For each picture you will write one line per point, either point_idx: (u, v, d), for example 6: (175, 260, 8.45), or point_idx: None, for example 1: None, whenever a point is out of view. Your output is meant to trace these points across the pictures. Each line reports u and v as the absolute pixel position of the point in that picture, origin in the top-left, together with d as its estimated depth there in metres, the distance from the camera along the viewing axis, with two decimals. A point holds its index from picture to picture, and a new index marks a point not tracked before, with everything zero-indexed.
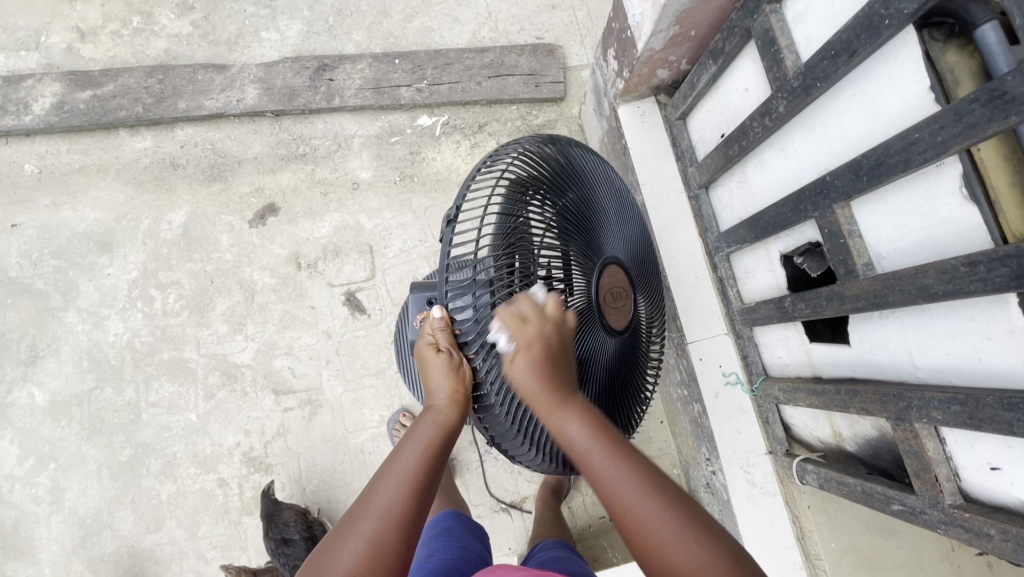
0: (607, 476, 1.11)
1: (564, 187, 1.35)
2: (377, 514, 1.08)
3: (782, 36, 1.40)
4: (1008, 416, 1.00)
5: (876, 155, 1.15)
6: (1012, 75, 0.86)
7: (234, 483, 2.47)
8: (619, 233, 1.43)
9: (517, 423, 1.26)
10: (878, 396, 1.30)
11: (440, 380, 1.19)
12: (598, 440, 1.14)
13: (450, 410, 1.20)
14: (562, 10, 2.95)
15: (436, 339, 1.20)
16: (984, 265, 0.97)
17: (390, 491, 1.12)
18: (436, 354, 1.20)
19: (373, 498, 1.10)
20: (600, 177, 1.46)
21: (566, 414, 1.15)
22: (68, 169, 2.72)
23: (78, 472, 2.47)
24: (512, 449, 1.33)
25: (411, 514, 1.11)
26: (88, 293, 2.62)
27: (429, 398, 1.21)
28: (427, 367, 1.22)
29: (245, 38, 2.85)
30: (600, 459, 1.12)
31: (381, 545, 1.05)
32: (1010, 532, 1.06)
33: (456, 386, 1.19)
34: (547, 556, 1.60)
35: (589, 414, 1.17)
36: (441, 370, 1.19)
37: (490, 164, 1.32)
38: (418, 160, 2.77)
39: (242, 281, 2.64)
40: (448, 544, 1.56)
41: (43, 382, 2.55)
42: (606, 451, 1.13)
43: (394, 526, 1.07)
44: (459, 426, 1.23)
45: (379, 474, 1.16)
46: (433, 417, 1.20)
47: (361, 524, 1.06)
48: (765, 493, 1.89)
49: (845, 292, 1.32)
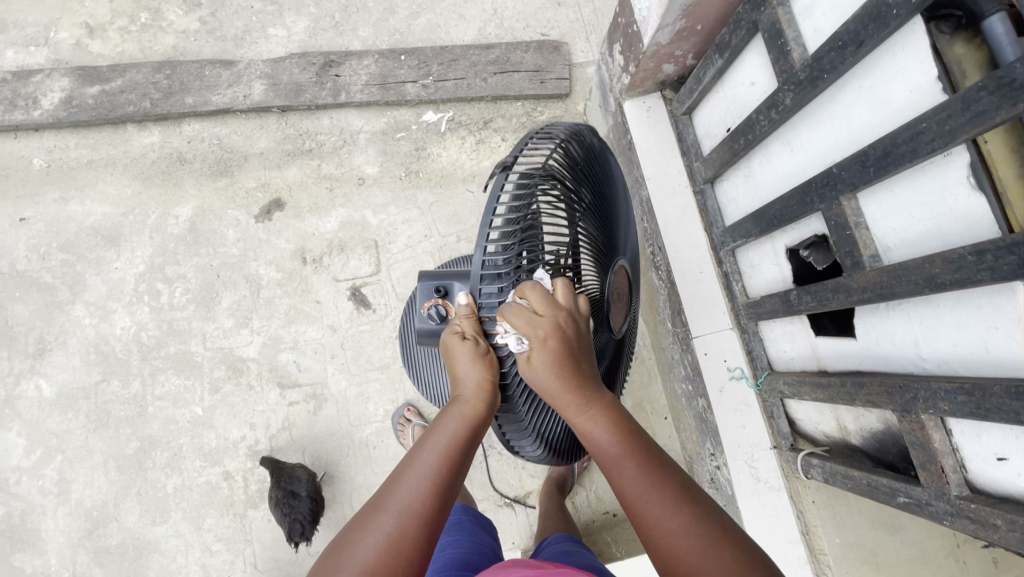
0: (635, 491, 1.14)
1: (592, 181, 1.38)
2: (398, 508, 1.08)
3: (789, 28, 1.40)
4: (1015, 405, 1.00)
5: (883, 146, 1.15)
6: (1021, 62, 0.86)
7: (238, 476, 2.48)
8: (625, 237, 1.54)
9: (532, 416, 1.31)
10: (885, 388, 1.30)
11: (466, 367, 1.17)
12: (628, 454, 1.17)
13: (476, 400, 1.16)
14: (567, 7, 2.95)
15: (463, 327, 1.20)
16: (992, 253, 0.97)
17: (414, 486, 1.11)
18: (462, 341, 1.18)
19: (396, 492, 1.11)
20: (617, 175, 1.51)
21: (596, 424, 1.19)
22: (76, 164, 2.74)
23: (85, 464, 2.49)
24: (517, 441, 1.37)
25: (434, 509, 1.11)
26: (95, 287, 2.64)
27: (457, 388, 1.18)
28: (452, 354, 1.20)
29: (252, 34, 2.87)
30: (628, 472, 1.15)
31: (401, 540, 1.05)
32: (1016, 523, 1.06)
33: (483, 373, 1.17)
34: (557, 549, 1.61)
35: (620, 424, 1.21)
36: (467, 357, 1.17)
37: (535, 146, 1.26)
38: (423, 156, 2.78)
39: (248, 276, 2.65)
40: (459, 538, 1.57)
41: (50, 375, 2.57)
42: (635, 464, 1.16)
43: (415, 523, 1.08)
44: (488, 420, 1.19)
45: (401, 466, 1.16)
46: (461, 409, 1.17)
47: (382, 517, 1.07)
48: (769, 487, 1.90)
49: (852, 284, 1.32)
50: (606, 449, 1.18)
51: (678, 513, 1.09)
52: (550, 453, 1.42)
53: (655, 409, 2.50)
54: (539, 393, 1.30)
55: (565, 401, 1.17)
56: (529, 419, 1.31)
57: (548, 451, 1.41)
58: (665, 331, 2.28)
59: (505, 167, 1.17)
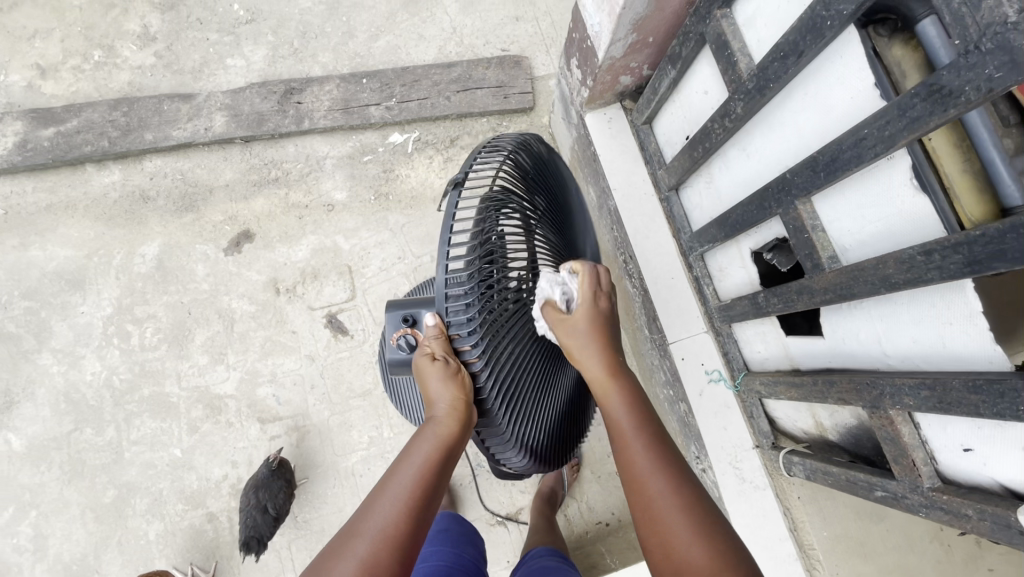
0: (637, 461, 1.17)
1: (540, 190, 1.43)
2: (372, 534, 1.05)
3: (734, 39, 1.43)
4: (974, 399, 1.02)
5: (831, 152, 1.18)
6: (947, 70, 0.89)
7: (223, 517, 2.43)
8: (583, 235, 1.59)
9: (514, 429, 1.29)
10: (853, 386, 1.32)
11: (439, 389, 1.16)
12: (638, 426, 1.22)
13: (449, 421, 1.16)
14: (525, 21, 2.98)
15: (432, 348, 1.18)
16: (938, 253, 0.99)
17: (388, 509, 1.09)
18: (432, 363, 1.17)
19: (370, 515, 1.08)
20: (570, 180, 1.56)
21: (614, 393, 1.27)
22: (35, 209, 2.67)
23: (61, 518, 2.41)
24: (501, 452, 1.34)
25: (410, 531, 1.08)
26: (61, 334, 2.57)
27: (430, 410, 1.17)
28: (424, 376, 1.18)
29: (209, 66, 2.84)
30: (634, 445, 1.19)
31: (375, 565, 1.01)
32: (986, 512, 1.08)
33: (455, 394, 1.15)
34: (535, 565, 1.63)
35: (638, 403, 1.27)
36: (439, 377, 1.15)
37: (484, 160, 1.31)
38: (392, 178, 2.77)
39: (220, 311, 2.61)
40: (441, 550, 1.62)
41: (19, 428, 2.48)
42: (645, 441, 1.19)
43: (390, 546, 1.04)
44: (461, 439, 1.19)
45: (376, 491, 1.14)
46: (434, 429, 1.17)
47: (355, 544, 1.03)
48: (755, 487, 1.91)
49: (814, 286, 1.34)
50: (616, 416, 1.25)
51: (679, 500, 1.09)
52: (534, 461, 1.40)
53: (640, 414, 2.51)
54: (517, 401, 1.29)
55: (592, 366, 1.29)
56: (511, 430, 1.28)
57: (534, 461, 1.40)
58: (644, 338, 2.29)
59: (456, 185, 1.19)
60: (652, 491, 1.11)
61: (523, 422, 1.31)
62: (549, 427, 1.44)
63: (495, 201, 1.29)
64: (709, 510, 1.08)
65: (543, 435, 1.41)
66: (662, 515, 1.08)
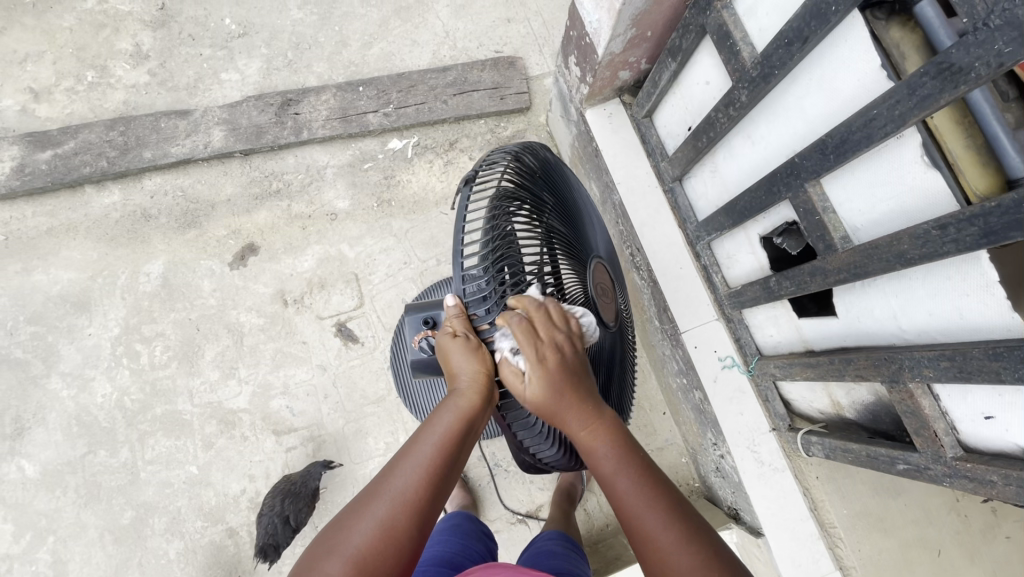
0: (631, 503, 1.18)
1: (551, 188, 1.46)
2: (391, 498, 1.10)
3: (736, 29, 1.46)
4: (995, 366, 1.05)
5: (840, 134, 1.20)
6: (956, 48, 0.92)
7: (243, 532, 2.42)
8: (597, 233, 1.60)
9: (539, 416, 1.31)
10: (871, 362, 1.35)
11: (462, 363, 1.17)
12: (627, 468, 1.21)
13: (472, 395, 1.17)
14: (517, 22, 3.00)
15: (453, 328, 1.19)
16: (954, 226, 1.02)
17: (407, 476, 1.13)
18: (454, 340, 1.18)
19: (390, 480, 1.13)
20: (577, 184, 1.59)
21: (598, 438, 1.22)
22: (37, 233, 2.65)
23: (79, 542, 2.39)
24: (533, 444, 1.32)
25: (426, 500, 1.12)
26: (69, 357, 2.55)
27: (453, 383, 1.18)
28: (446, 354, 1.20)
29: (205, 81, 2.83)
30: (627, 489, 1.19)
31: (393, 528, 1.08)
32: (1011, 476, 1.11)
33: (477, 367, 1.17)
34: (542, 549, 1.71)
35: (621, 441, 1.24)
36: (462, 353, 1.17)
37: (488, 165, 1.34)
38: (394, 184, 2.78)
39: (229, 325, 2.60)
40: (449, 539, 1.66)
41: (32, 454, 2.46)
42: (637, 480, 1.20)
43: (408, 512, 1.10)
44: (484, 412, 1.19)
45: (397, 456, 1.18)
46: (455, 401, 1.17)
47: (376, 506, 1.09)
48: (774, 469, 1.93)
49: (827, 266, 1.37)
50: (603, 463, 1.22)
51: (676, 535, 1.13)
52: (565, 453, 1.39)
53: (653, 405, 2.53)
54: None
55: (564, 415, 1.19)
56: (537, 415, 1.30)
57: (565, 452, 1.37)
58: (654, 329, 2.32)
59: (468, 182, 1.21)
60: (650, 530, 1.14)
61: None
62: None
63: (505, 196, 1.32)
64: (705, 540, 1.14)
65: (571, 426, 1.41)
66: (659, 539, 1.13)
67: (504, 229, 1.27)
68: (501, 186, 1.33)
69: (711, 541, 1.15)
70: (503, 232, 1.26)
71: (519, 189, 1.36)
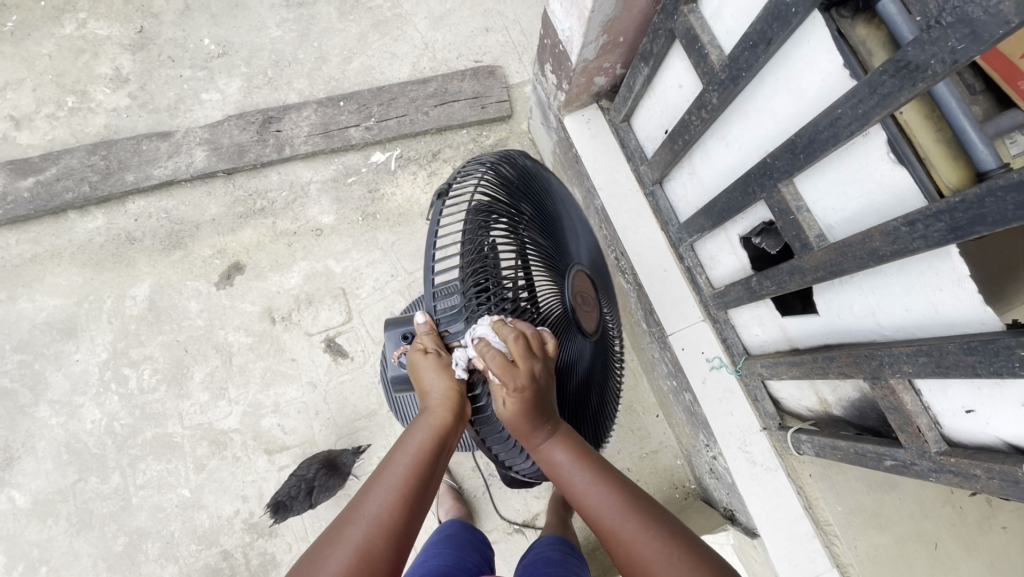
0: (591, 501, 1.24)
1: (529, 200, 1.44)
2: (367, 521, 1.11)
3: (703, 33, 1.46)
4: (970, 360, 1.05)
5: (808, 134, 1.20)
6: (912, 46, 0.92)
7: (238, 553, 2.40)
8: (579, 242, 1.56)
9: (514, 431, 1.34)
10: (852, 359, 1.35)
11: (433, 380, 1.21)
12: (579, 465, 1.26)
13: (442, 411, 1.21)
14: (495, 31, 3.01)
15: (423, 343, 1.24)
16: (922, 223, 1.02)
17: (383, 498, 1.14)
18: (425, 357, 1.22)
19: (365, 503, 1.13)
20: (559, 191, 1.59)
21: (549, 444, 1.26)
22: (20, 261, 2.64)
23: (72, 571, 2.36)
24: (507, 455, 1.36)
25: (402, 521, 1.13)
26: (58, 384, 2.54)
27: (424, 400, 1.22)
28: (417, 369, 1.23)
29: (186, 102, 2.84)
30: (581, 483, 1.25)
31: (369, 551, 1.07)
32: (994, 470, 1.10)
33: (448, 385, 1.21)
34: (540, 557, 1.68)
35: (574, 443, 1.29)
36: (432, 370, 1.21)
37: (461, 180, 1.38)
38: (378, 198, 2.77)
39: (218, 345, 2.59)
40: (445, 551, 1.62)
41: (22, 484, 2.44)
42: (591, 475, 1.26)
43: (384, 534, 1.10)
44: (455, 429, 1.22)
45: (372, 479, 1.19)
46: (428, 419, 1.21)
47: (352, 530, 1.09)
48: (767, 469, 1.92)
49: (805, 265, 1.36)
50: (557, 463, 1.26)
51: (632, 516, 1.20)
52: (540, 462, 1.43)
53: (645, 408, 2.52)
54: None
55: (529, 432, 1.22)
56: (510, 429, 1.32)
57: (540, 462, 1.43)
58: (643, 332, 2.31)
59: (441, 195, 1.23)
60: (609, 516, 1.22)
61: None
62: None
63: (481, 210, 1.32)
64: (664, 519, 1.21)
65: None
66: (626, 536, 1.19)
67: (480, 243, 1.28)
68: (477, 199, 1.34)
69: (666, 519, 1.22)
70: (480, 246, 1.28)
71: (495, 202, 1.36)
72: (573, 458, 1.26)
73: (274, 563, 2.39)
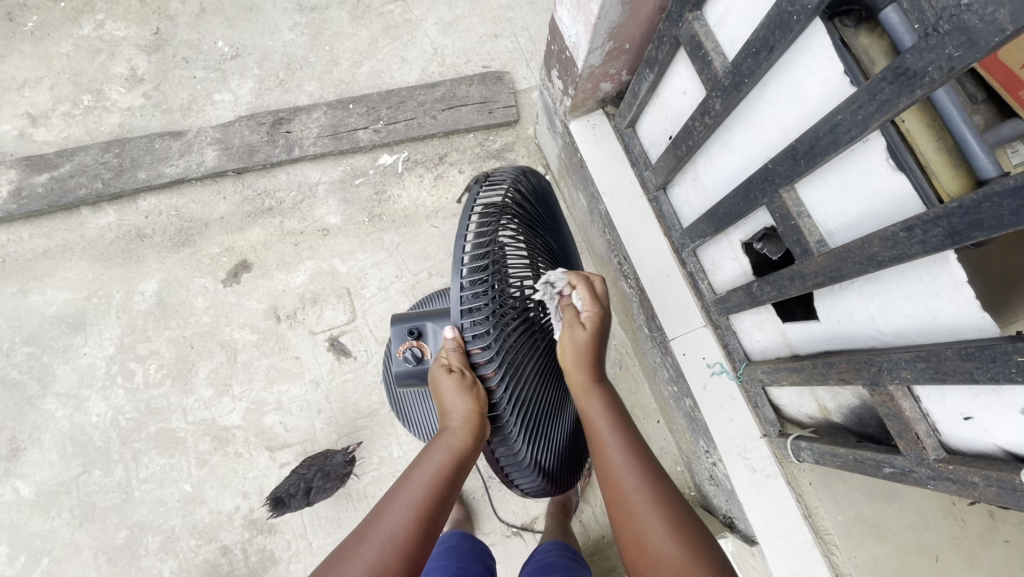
0: (619, 471, 1.24)
1: (540, 218, 1.56)
2: (381, 540, 1.08)
3: (707, 40, 1.49)
4: (968, 366, 1.05)
5: (808, 140, 1.22)
6: (910, 54, 0.94)
7: (238, 549, 2.41)
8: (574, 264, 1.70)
9: (528, 450, 1.34)
10: (852, 365, 1.35)
11: (455, 401, 1.19)
12: (615, 430, 1.31)
13: (464, 431, 1.19)
14: (504, 37, 3.05)
15: (449, 360, 1.21)
16: (920, 228, 1.02)
17: (397, 517, 1.12)
18: (449, 373, 1.21)
19: (380, 522, 1.11)
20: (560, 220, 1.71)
21: (594, 396, 1.35)
22: (32, 255, 2.69)
23: (73, 563, 2.38)
24: (514, 471, 1.37)
25: (418, 542, 1.11)
26: (65, 377, 2.57)
27: (445, 419, 1.20)
28: (439, 389, 1.21)
29: (198, 103, 2.89)
30: (612, 446, 1.28)
31: (383, 569, 1.04)
32: (992, 477, 1.10)
33: (471, 405, 1.19)
34: (542, 563, 1.69)
35: (616, 411, 1.35)
36: (454, 390, 1.19)
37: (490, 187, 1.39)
38: (384, 199, 2.81)
39: (223, 342, 2.62)
40: (446, 563, 1.64)
41: (27, 475, 2.47)
42: (623, 446, 1.28)
43: (398, 552, 1.07)
44: (473, 451, 1.22)
45: (386, 497, 1.18)
46: (447, 439, 1.20)
47: (365, 549, 1.07)
48: (766, 476, 1.91)
49: (805, 271, 1.37)
50: (596, 422, 1.32)
51: (655, 502, 1.19)
52: (545, 480, 1.44)
53: (646, 414, 2.52)
54: (528, 411, 1.33)
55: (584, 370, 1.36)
56: (524, 447, 1.33)
57: (544, 479, 1.44)
58: (645, 337, 2.32)
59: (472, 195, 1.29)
60: (632, 491, 1.21)
61: (535, 443, 1.36)
62: (557, 446, 1.48)
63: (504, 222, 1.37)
64: (687, 516, 1.17)
65: (553, 455, 1.46)
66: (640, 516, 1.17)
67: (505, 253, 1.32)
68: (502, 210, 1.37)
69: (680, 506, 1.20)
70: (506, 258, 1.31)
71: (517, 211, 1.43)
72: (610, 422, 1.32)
73: (273, 560, 2.40)
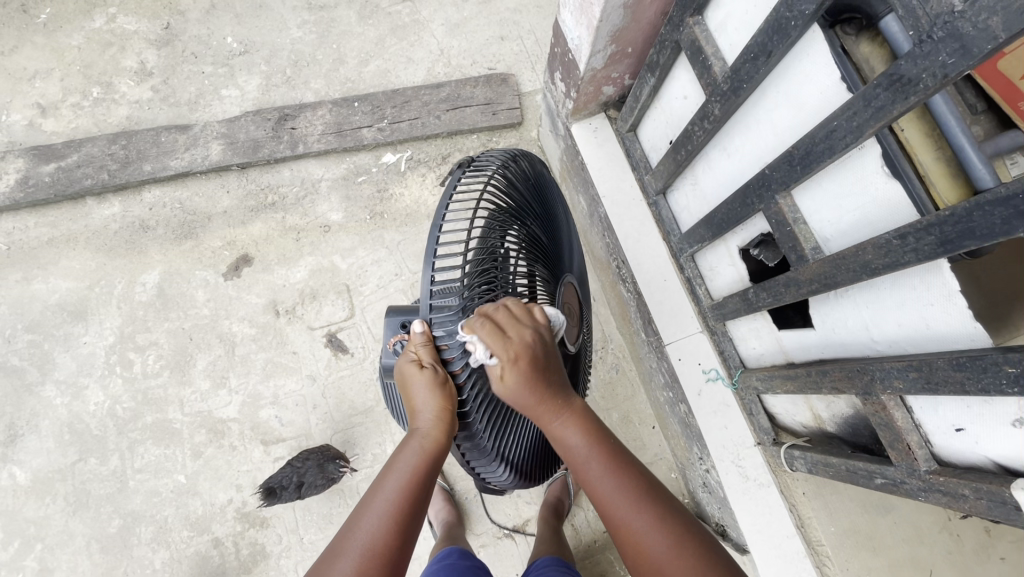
0: (607, 495, 1.22)
1: (536, 200, 1.51)
2: (357, 550, 1.10)
3: (707, 44, 1.49)
4: (959, 376, 1.04)
5: (805, 145, 1.21)
6: (905, 60, 0.94)
7: (229, 542, 2.41)
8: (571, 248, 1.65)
9: (495, 447, 1.32)
10: (845, 373, 1.34)
11: (425, 400, 1.16)
12: (593, 451, 1.26)
13: (435, 433, 1.16)
14: (510, 40, 3.06)
15: (419, 355, 1.18)
16: (913, 236, 1.02)
17: (373, 524, 1.14)
18: (419, 371, 1.17)
19: (357, 530, 1.13)
20: (557, 194, 1.65)
21: (565, 426, 1.26)
22: (37, 243, 2.71)
23: (66, 550, 2.40)
24: (481, 466, 1.36)
25: (394, 547, 1.12)
26: (65, 365, 2.59)
27: (415, 420, 1.17)
28: (409, 383, 1.18)
29: (205, 97, 2.92)
30: (593, 469, 1.24)
31: None
32: (982, 490, 1.09)
33: (440, 405, 1.15)
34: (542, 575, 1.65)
35: (591, 429, 1.28)
36: (424, 387, 1.15)
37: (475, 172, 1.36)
38: (386, 198, 2.82)
39: (221, 335, 2.63)
40: None
41: (23, 461, 2.49)
42: (607, 470, 1.24)
43: (374, 562, 1.09)
44: (447, 451, 1.20)
45: (364, 502, 1.19)
46: (419, 442, 1.18)
47: (342, 561, 1.09)
48: (759, 484, 1.89)
49: (800, 277, 1.36)
50: (570, 448, 1.26)
51: (646, 515, 1.20)
52: (514, 475, 1.43)
53: (642, 419, 2.51)
54: (496, 408, 1.30)
55: (536, 409, 1.23)
56: (490, 443, 1.30)
57: (514, 474, 1.42)
58: (641, 341, 2.31)
59: (453, 180, 1.25)
60: (624, 515, 1.20)
61: (505, 440, 1.34)
62: (528, 441, 1.46)
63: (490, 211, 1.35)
64: (687, 526, 1.20)
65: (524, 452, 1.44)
66: (636, 531, 1.18)
67: (492, 245, 1.31)
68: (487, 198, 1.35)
69: (670, 505, 1.24)
70: (492, 248, 1.30)
71: (504, 199, 1.40)
72: (585, 443, 1.26)
73: (263, 553, 2.40)
